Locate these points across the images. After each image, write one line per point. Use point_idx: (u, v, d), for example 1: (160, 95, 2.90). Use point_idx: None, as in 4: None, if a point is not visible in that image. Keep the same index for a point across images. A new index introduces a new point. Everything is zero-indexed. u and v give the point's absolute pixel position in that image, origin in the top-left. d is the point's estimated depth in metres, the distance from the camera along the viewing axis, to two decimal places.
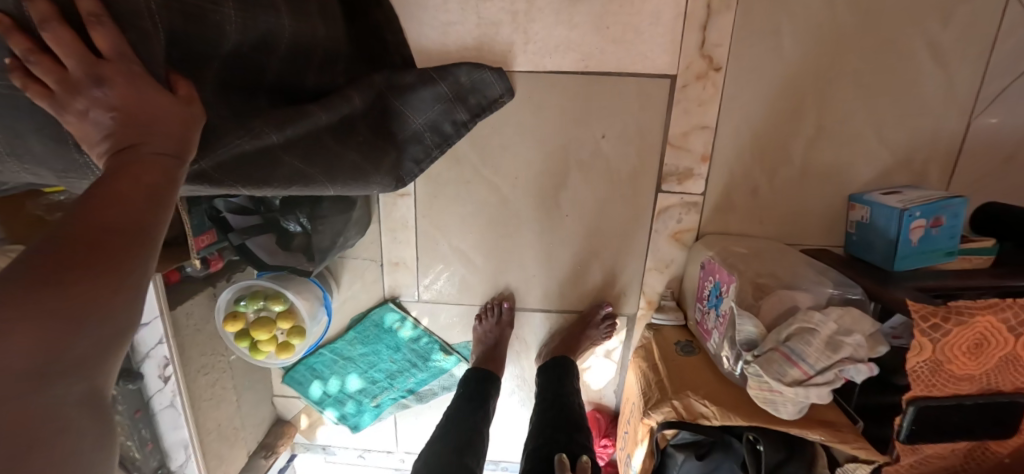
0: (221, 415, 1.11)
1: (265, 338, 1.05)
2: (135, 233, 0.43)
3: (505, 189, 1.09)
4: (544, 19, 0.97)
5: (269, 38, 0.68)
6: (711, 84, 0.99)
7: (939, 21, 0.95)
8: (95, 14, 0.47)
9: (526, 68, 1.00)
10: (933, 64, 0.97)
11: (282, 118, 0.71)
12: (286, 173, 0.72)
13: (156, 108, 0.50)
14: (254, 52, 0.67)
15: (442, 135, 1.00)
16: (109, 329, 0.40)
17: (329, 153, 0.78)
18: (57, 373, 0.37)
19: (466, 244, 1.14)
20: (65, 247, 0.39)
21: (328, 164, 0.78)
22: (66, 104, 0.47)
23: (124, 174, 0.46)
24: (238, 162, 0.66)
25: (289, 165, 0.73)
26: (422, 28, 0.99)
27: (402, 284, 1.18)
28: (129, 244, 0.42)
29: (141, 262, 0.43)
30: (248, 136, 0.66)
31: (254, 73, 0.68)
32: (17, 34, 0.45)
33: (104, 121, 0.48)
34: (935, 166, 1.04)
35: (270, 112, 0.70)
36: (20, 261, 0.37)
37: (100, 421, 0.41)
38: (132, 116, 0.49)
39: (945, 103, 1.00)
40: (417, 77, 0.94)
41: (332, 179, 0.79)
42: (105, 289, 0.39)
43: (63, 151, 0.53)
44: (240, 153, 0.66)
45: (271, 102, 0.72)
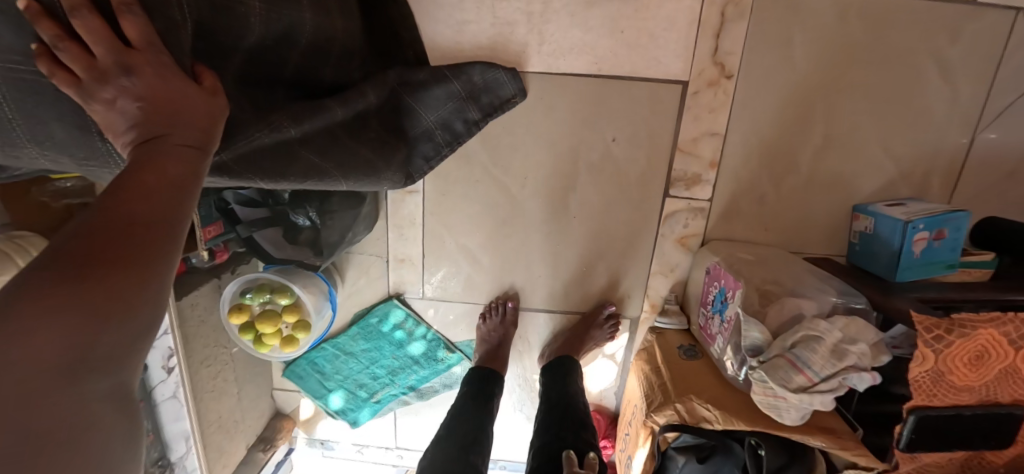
0: (221, 408, 1.10)
1: (270, 331, 1.06)
2: (162, 226, 0.42)
3: (514, 189, 1.09)
4: (559, 21, 0.97)
5: (289, 32, 0.68)
6: (722, 91, 1.00)
7: (948, 38, 0.96)
8: (125, 2, 0.47)
9: (539, 69, 1.00)
10: (940, 79, 0.99)
11: (300, 112, 0.70)
12: (302, 168, 0.72)
13: (182, 100, 0.50)
14: (275, 45, 0.66)
15: (454, 133, 1.00)
16: (139, 324, 0.39)
17: (344, 148, 0.78)
18: (85, 367, 0.35)
19: (473, 242, 1.14)
20: (93, 239, 0.38)
21: (343, 159, 0.78)
22: (94, 93, 0.47)
23: (150, 166, 0.45)
24: (257, 155, 0.66)
25: (306, 159, 0.73)
26: (436, 25, 0.98)
27: (407, 281, 1.18)
28: (156, 238, 0.41)
29: (166, 255, 0.42)
30: (268, 129, 0.66)
31: (274, 66, 0.69)
32: (46, 19, 0.44)
33: (131, 111, 0.48)
34: (938, 179, 1.06)
35: (288, 106, 0.70)
36: (49, 255, 0.36)
37: (127, 419, 0.40)
38: (158, 106, 0.48)
39: (950, 118, 1.01)
40: (431, 74, 0.94)
41: (346, 174, 0.79)
42: (134, 283, 0.38)
43: (85, 138, 0.53)
44: (258, 146, 0.66)
45: (287, 95, 0.72)
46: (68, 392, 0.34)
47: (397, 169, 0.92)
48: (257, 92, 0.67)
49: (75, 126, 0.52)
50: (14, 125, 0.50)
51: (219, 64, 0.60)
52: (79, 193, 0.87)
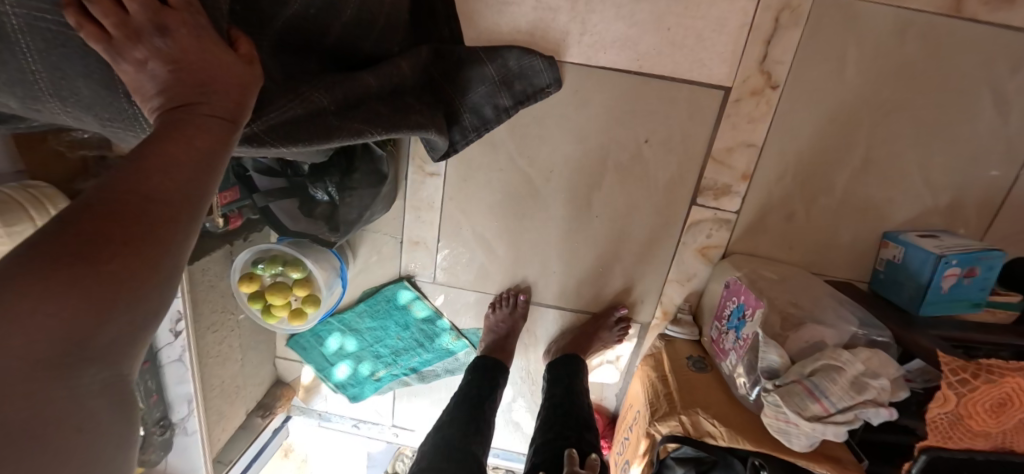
0: (225, 373, 1.10)
1: (279, 303, 1.04)
2: (181, 206, 0.39)
3: (538, 182, 1.05)
4: (604, 12, 0.93)
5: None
6: (765, 102, 0.96)
7: (1007, 69, 0.93)
8: None
9: (578, 60, 0.96)
10: (993, 110, 0.95)
11: (331, 82, 0.67)
12: (346, 133, 0.69)
13: (216, 65, 0.46)
14: (314, 14, 0.64)
15: (482, 119, 0.96)
16: (142, 313, 0.36)
17: (387, 117, 0.75)
18: (80, 361, 0.33)
19: (490, 231, 1.11)
20: (104, 216, 0.35)
21: (389, 124, 0.75)
22: (124, 52, 0.44)
23: (177, 136, 0.42)
24: (291, 126, 0.63)
25: (348, 128, 0.69)
26: (477, 5, 0.95)
27: (419, 264, 1.16)
28: (171, 219, 0.38)
29: (180, 238, 0.39)
30: (297, 100, 0.63)
31: (311, 35, 0.65)
32: None
33: (160, 75, 0.44)
34: (976, 212, 1.03)
35: (319, 77, 0.67)
36: (59, 226, 0.34)
37: (117, 412, 0.37)
38: (192, 72, 0.44)
39: (997, 151, 0.98)
40: (465, 54, 0.90)
41: (385, 140, 0.75)
42: (146, 267, 0.36)
43: (112, 99, 0.50)
44: (291, 117, 0.63)
45: (320, 65, 0.69)
46: (58, 385, 0.32)
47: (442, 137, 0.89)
48: (291, 60, 0.64)
49: (100, 82, 0.49)
50: (38, 77, 0.47)
51: (252, 27, 0.58)
52: (99, 145, 0.83)
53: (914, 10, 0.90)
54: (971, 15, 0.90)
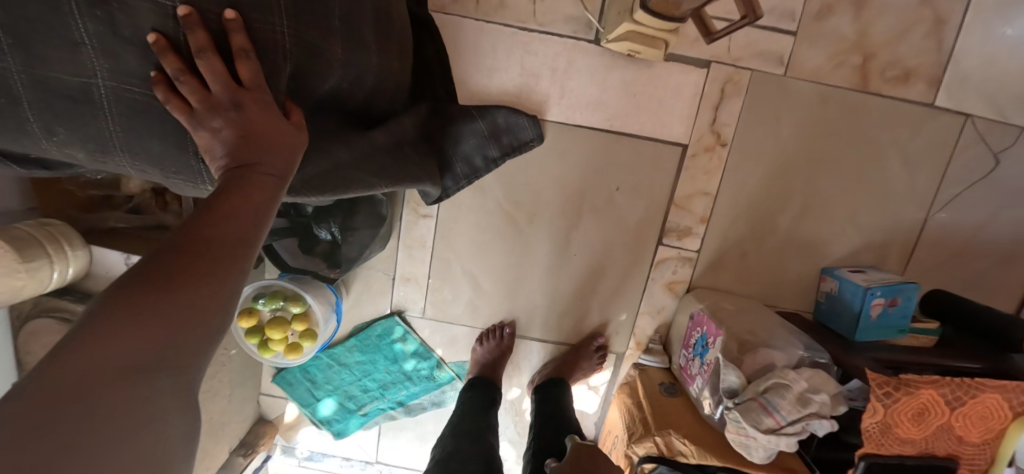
0: (213, 408, 1.13)
1: (277, 338, 1.04)
2: (237, 245, 0.47)
3: (523, 223, 1.17)
4: (580, 79, 1.08)
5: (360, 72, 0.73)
6: (717, 157, 1.12)
7: (908, 133, 1.13)
8: (244, 49, 0.52)
9: (558, 118, 1.10)
10: (900, 166, 1.15)
11: (350, 140, 0.77)
12: (361, 186, 0.80)
13: (272, 130, 0.55)
14: (347, 86, 0.72)
15: (472, 168, 1.08)
16: (196, 335, 0.42)
17: (392, 170, 0.86)
18: (154, 368, 0.39)
19: (478, 269, 1.20)
20: (180, 254, 0.43)
21: (392, 178, 0.86)
22: (203, 121, 0.53)
23: (237, 191, 0.51)
24: (316, 178, 0.74)
25: (361, 179, 0.80)
26: (469, 70, 1.08)
27: (410, 299, 1.24)
28: (231, 256, 0.46)
29: (238, 271, 0.46)
30: (322, 155, 0.73)
31: (342, 103, 0.74)
32: (171, 54, 0.50)
33: (230, 140, 0.53)
34: (896, 251, 1.20)
35: (341, 135, 0.76)
36: (145, 264, 0.42)
37: (188, 426, 0.41)
38: (254, 138, 0.54)
39: (908, 199, 1.17)
40: (459, 111, 1.04)
41: (387, 185, 0.85)
42: (202, 296, 0.43)
43: (182, 157, 0.59)
44: (316, 170, 0.73)
45: (343, 126, 0.77)
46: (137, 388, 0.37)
47: (435, 186, 1.01)
48: (325, 125, 0.73)
49: (172, 144, 0.58)
50: (115, 136, 0.55)
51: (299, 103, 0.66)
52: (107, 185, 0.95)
53: (831, 86, 1.09)
54: (877, 90, 1.09)
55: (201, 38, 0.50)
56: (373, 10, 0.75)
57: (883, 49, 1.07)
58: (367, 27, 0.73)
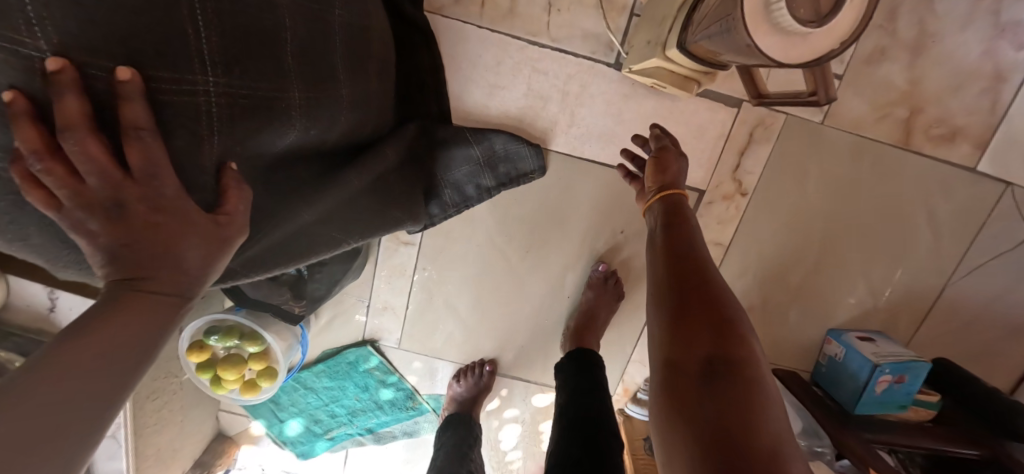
0: (162, 439, 1.03)
1: (231, 377, 0.96)
2: (71, 425, 0.37)
3: (514, 259, 1.05)
4: (593, 106, 0.94)
5: (332, 117, 0.57)
6: (734, 206, 1.02)
7: (942, 197, 1.03)
8: (138, 126, 0.36)
9: (563, 149, 0.97)
10: (928, 230, 1.06)
11: (316, 194, 0.63)
12: (325, 247, 0.70)
13: (171, 246, 0.41)
14: (314, 135, 0.56)
15: (463, 196, 0.96)
16: (86, 430, 0.37)
17: (367, 216, 0.75)
18: None
19: (461, 303, 1.10)
20: None
21: (366, 229, 0.75)
22: (75, 219, 0.38)
23: (99, 331, 0.39)
24: (269, 252, 0.63)
25: (327, 238, 0.70)
26: (467, 85, 0.93)
27: (386, 328, 1.13)
28: (59, 443, 0.36)
29: (72, 454, 0.37)
30: (279, 223, 0.60)
31: (312, 155, 0.59)
32: (27, 125, 0.33)
33: (112, 248, 0.40)
34: (907, 316, 1.13)
35: (306, 190, 0.61)
36: None
37: None
38: (143, 252, 0.40)
39: (929, 265, 1.09)
40: (452, 133, 0.90)
41: (350, 240, 0.77)
42: None
43: (72, 249, 0.46)
44: (272, 241, 0.62)
45: (315, 176, 0.62)
46: None
47: (416, 224, 0.89)
48: (291, 183, 0.58)
49: (58, 235, 0.44)
50: None
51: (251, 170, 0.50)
52: None
53: (869, 139, 0.98)
54: (918, 148, 0.99)
55: (68, 110, 0.33)
56: (346, 32, 0.58)
57: (933, 103, 0.95)
58: (337, 57, 0.56)
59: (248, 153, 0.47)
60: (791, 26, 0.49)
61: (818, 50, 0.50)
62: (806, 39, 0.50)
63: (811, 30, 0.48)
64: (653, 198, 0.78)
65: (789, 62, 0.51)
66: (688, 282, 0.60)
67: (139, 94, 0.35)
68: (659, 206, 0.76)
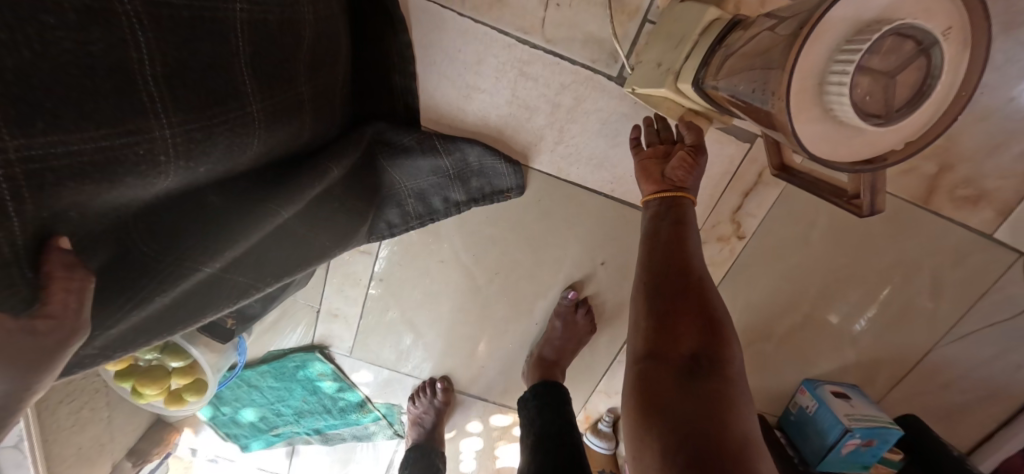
0: (85, 437, 0.94)
1: (153, 391, 0.87)
2: None
3: (480, 280, 0.94)
4: (587, 125, 0.80)
5: (233, 144, 0.43)
6: (730, 249, 0.93)
7: (952, 260, 0.94)
8: None
9: (547, 169, 0.84)
10: (928, 293, 0.98)
11: (221, 245, 0.52)
12: (231, 293, 0.60)
13: None
14: (204, 174, 0.43)
15: (428, 208, 0.82)
16: None
17: (292, 244, 0.64)
18: None
19: (419, 318, 1.00)
20: None
21: (285, 261, 0.65)
22: None
23: None
24: (162, 314, 0.52)
25: (236, 280, 0.59)
26: (441, 82, 0.78)
27: (336, 335, 1.03)
28: None
29: None
30: (170, 284, 0.49)
31: (212, 188, 0.46)
32: None
33: None
34: (889, 371, 1.08)
35: (207, 240, 0.50)
36: None
37: None
38: None
39: (922, 326, 1.02)
40: (417, 141, 0.75)
41: (268, 281, 0.64)
42: None
43: None
44: (163, 304, 0.51)
45: (220, 212, 0.49)
46: None
47: (356, 241, 0.77)
48: (178, 228, 0.45)
49: None
50: None
51: (102, 228, 0.37)
52: None
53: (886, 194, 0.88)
54: (936, 208, 0.89)
55: None
56: (251, 30, 0.43)
57: (966, 162, 0.84)
58: (237, 66, 0.42)
59: (86, 211, 0.34)
60: (848, 117, 0.37)
61: (874, 147, 0.40)
62: (861, 134, 0.39)
63: (872, 126, 0.37)
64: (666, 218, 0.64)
65: (838, 161, 0.40)
66: (680, 317, 0.55)
67: None
68: (672, 231, 0.62)
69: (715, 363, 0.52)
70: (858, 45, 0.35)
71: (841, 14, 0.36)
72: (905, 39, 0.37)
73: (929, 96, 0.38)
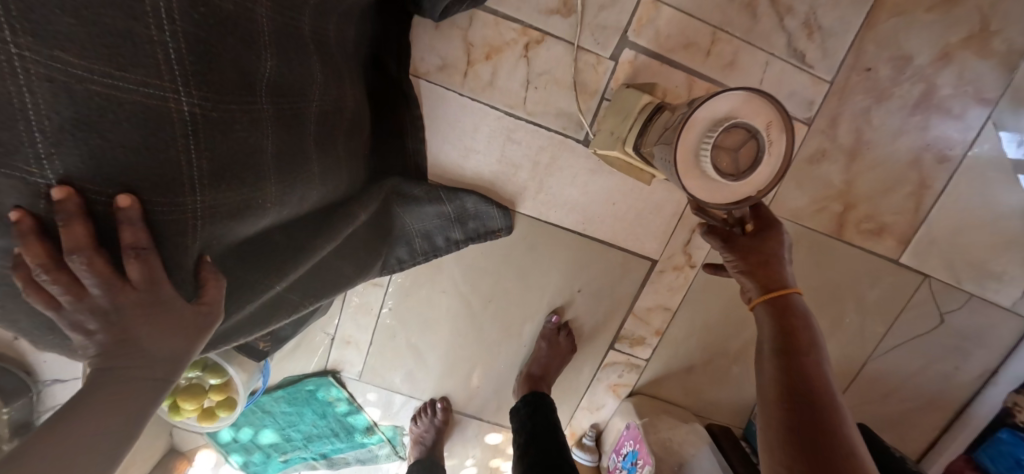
0: None
1: (190, 408, 1.00)
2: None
3: (477, 307, 1.11)
4: (561, 177, 1.00)
5: (305, 193, 0.60)
6: (683, 276, 1.09)
7: (869, 282, 1.14)
8: (137, 247, 0.39)
9: (531, 212, 1.03)
10: (855, 311, 1.17)
11: (288, 270, 0.67)
12: (286, 310, 0.75)
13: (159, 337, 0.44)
14: (287, 214, 0.60)
15: (433, 246, 0.98)
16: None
17: (329, 271, 0.80)
18: None
19: (423, 343, 1.15)
20: None
21: (325, 286, 0.81)
22: (70, 318, 0.41)
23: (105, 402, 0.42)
24: (239, 323, 0.67)
25: (289, 299, 0.75)
26: (445, 145, 0.97)
27: (347, 361, 1.17)
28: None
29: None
30: (250, 298, 0.64)
31: (280, 227, 0.62)
32: (33, 242, 0.36)
33: (103, 341, 0.42)
34: (833, 384, 1.24)
35: (280, 266, 0.65)
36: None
37: None
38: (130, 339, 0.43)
39: (854, 341, 1.20)
40: (425, 192, 0.92)
41: (311, 302, 0.79)
42: None
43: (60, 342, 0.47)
44: (242, 314, 0.66)
45: (289, 243, 0.65)
46: None
47: (373, 273, 0.93)
48: (259, 255, 0.61)
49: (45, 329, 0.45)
50: None
51: (220, 253, 0.52)
52: None
53: (806, 228, 1.07)
54: (848, 239, 1.09)
55: (75, 236, 0.37)
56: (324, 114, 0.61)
57: (865, 202, 1.05)
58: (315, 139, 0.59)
59: (220, 239, 0.50)
60: (712, 175, 0.59)
61: (738, 195, 0.60)
62: (727, 186, 0.60)
63: (729, 180, 0.59)
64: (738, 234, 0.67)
65: (715, 203, 0.60)
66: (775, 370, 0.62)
67: (139, 218, 0.39)
68: (748, 242, 0.65)
69: (800, 351, 0.57)
70: (712, 133, 0.58)
71: (702, 115, 0.59)
72: (745, 130, 0.59)
73: (766, 163, 0.58)
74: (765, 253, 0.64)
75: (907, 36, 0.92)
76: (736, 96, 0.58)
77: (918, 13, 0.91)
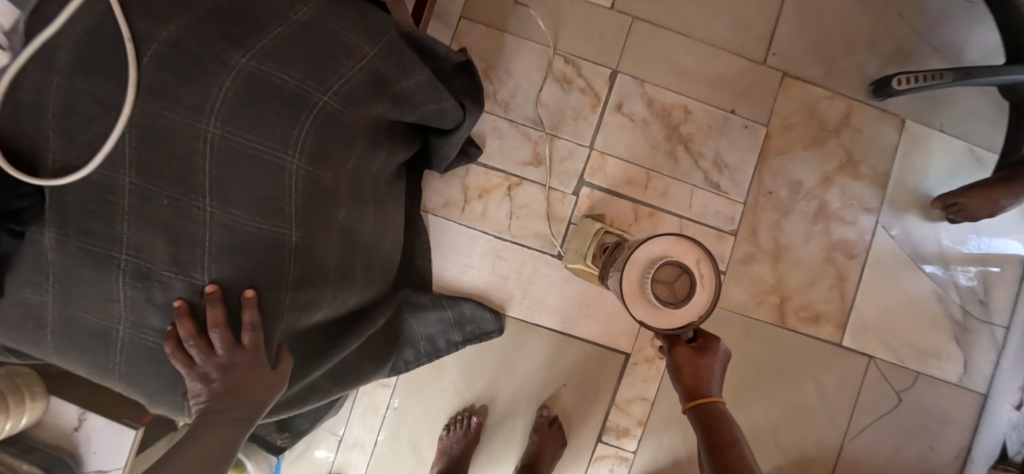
0: None
1: None
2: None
3: (474, 404, 1.25)
4: (541, 285, 1.22)
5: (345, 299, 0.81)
6: (656, 367, 1.25)
7: (823, 365, 1.30)
8: (252, 323, 0.60)
9: (518, 315, 1.23)
10: (816, 393, 1.30)
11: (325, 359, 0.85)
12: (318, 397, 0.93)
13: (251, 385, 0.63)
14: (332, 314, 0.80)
15: (435, 347, 1.17)
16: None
17: (352, 367, 0.98)
18: None
19: (425, 443, 1.25)
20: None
21: (348, 380, 0.98)
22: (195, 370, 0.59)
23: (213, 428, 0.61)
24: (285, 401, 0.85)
25: (320, 387, 0.92)
26: (446, 263, 1.20)
27: (351, 464, 1.24)
28: None
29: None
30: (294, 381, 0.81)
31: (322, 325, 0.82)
32: (187, 318, 0.57)
33: (214, 388, 0.61)
34: (816, 471, 1.30)
35: (319, 355, 0.84)
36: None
37: None
38: (231, 386, 0.62)
39: (823, 424, 1.30)
40: (430, 300, 1.14)
41: (338, 390, 0.96)
42: None
43: (169, 395, 0.64)
44: (289, 393, 0.84)
45: (328, 337, 0.84)
46: None
47: (383, 372, 1.09)
48: (307, 344, 0.81)
49: (164, 384, 0.63)
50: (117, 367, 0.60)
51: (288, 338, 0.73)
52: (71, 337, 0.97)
53: (753, 319, 1.26)
54: (792, 326, 1.27)
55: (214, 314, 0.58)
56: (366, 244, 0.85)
57: (796, 294, 1.26)
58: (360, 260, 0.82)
59: (291, 326, 0.70)
60: (655, 302, 0.69)
61: (681, 321, 0.70)
62: (668, 313, 0.70)
63: (669, 306, 0.69)
64: (682, 345, 0.76)
65: (659, 327, 0.70)
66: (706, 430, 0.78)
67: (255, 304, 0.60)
68: (686, 354, 0.76)
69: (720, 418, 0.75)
70: (650, 269, 0.71)
71: (642, 256, 0.73)
72: (679, 266, 0.71)
73: (698, 292, 0.69)
74: (699, 366, 0.76)
75: (793, 167, 1.22)
76: (668, 239, 0.72)
77: (797, 150, 1.22)
